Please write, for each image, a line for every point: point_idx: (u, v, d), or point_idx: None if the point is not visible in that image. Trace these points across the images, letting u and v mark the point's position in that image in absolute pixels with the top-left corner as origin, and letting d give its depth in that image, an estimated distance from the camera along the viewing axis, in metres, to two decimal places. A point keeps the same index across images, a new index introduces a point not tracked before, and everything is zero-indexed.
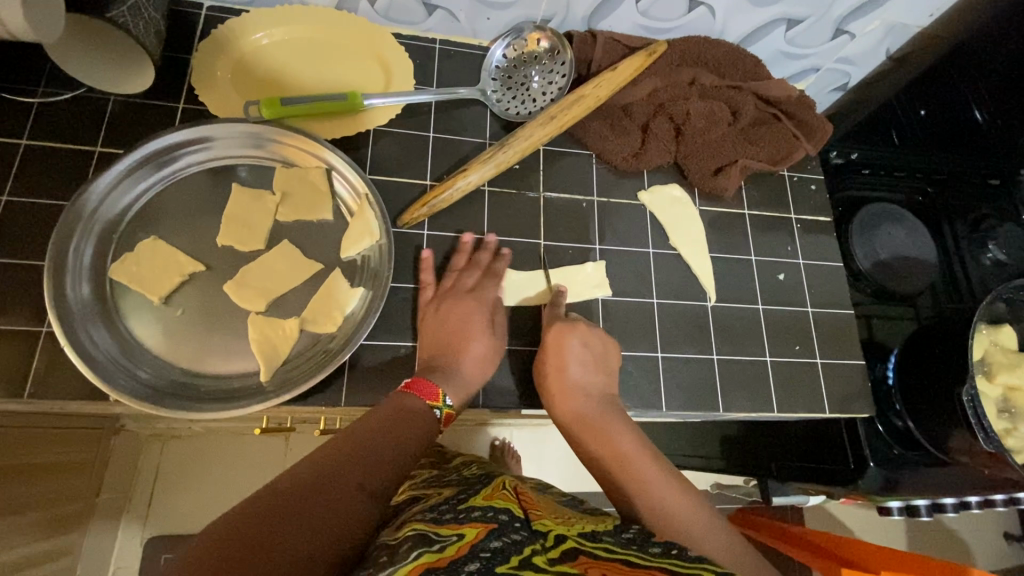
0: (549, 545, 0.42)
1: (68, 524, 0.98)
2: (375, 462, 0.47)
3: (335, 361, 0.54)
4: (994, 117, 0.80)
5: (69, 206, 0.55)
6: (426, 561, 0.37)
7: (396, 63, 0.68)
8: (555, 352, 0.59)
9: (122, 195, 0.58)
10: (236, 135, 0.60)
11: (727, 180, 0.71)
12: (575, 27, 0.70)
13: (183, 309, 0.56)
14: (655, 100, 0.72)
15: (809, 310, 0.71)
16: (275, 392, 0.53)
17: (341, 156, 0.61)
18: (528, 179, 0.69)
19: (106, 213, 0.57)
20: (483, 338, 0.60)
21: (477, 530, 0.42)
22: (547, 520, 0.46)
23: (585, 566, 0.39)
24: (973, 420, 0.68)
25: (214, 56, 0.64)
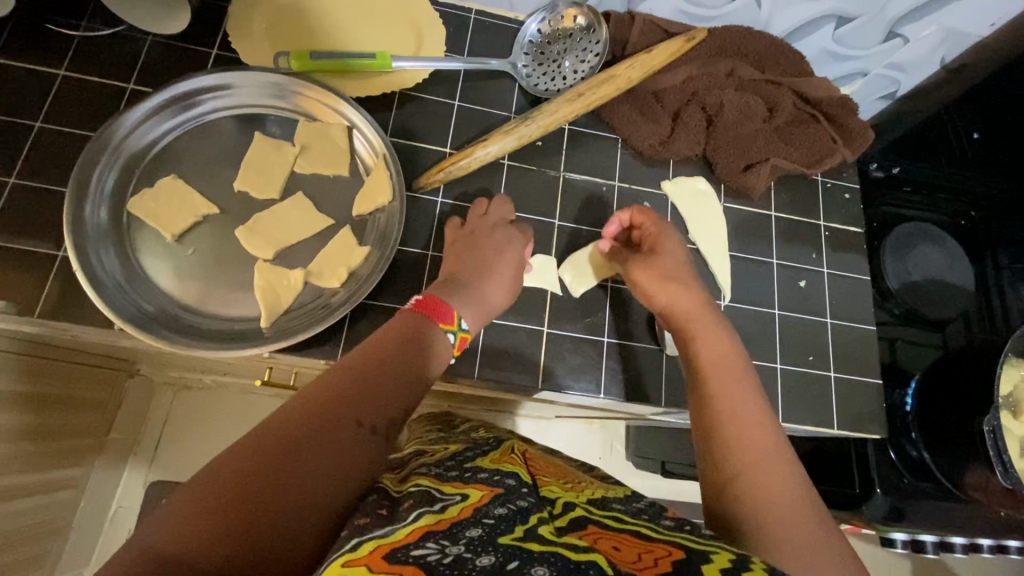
0: (557, 514, 0.42)
1: (76, 457, 1.01)
2: (368, 397, 0.45)
3: (334, 315, 0.54)
4: None
5: (96, 136, 0.56)
6: (427, 523, 0.38)
7: (429, 29, 0.68)
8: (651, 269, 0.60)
9: (147, 132, 0.58)
10: (259, 84, 0.61)
11: (755, 178, 0.68)
12: (614, 7, 0.68)
13: (194, 249, 0.56)
14: (688, 89, 0.69)
15: (828, 321, 0.68)
16: (274, 339, 0.54)
17: (362, 113, 0.60)
18: (550, 157, 0.68)
19: (131, 149, 0.58)
20: (495, 253, 0.59)
21: (481, 493, 0.43)
22: (554, 488, 0.48)
23: (593, 537, 0.39)
24: (992, 453, 0.65)
25: (251, 6, 0.64)
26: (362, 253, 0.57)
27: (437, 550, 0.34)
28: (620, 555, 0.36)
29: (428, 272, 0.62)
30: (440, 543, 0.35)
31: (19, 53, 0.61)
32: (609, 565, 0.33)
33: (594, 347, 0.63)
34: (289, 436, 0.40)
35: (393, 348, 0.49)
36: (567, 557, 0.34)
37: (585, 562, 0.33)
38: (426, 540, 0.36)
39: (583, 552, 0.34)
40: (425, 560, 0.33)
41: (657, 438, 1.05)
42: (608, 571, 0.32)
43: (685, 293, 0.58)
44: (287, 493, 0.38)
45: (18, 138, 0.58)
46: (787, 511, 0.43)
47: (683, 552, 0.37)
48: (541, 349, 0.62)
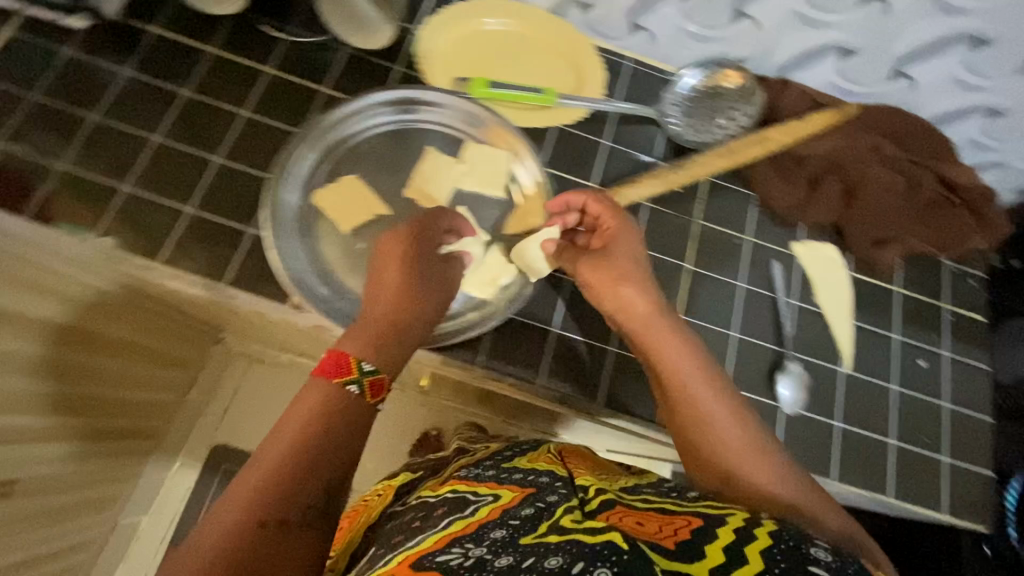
0: (589, 499, 0.46)
1: (157, 412, 1.07)
2: (315, 469, 0.43)
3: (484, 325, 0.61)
4: None
5: (324, 118, 0.64)
6: (452, 530, 0.43)
7: (591, 70, 0.72)
8: (607, 282, 0.60)
9: (365, 122, 0.65)
10: (457, 109, 0.67)
11: (887, 253, 0.71)
12: (767, 72, 0.72)
13: (364, 243, 0.61)
14: (834, 157, 0.70)
15: (944, 405, 0.68)
16: (428, 337, 0.59)
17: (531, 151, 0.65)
18: (688, 204, 0.71)
19: (341, 136, 0.65)
20: (408, 275, 0.54)
21: (515, 492, 0.48)
22: (589, 477, 0.52)
23: (619, 515, 0.43)
24: None
25: (438, 31, 0.71)
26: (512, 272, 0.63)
27: (461, 554, 0.40)
28: (642, 527, 0.41)
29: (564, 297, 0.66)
30: (465, 548, 0.40)
31: (229, 45, 0.67)
32: (626, 542, 0.37)
33: None
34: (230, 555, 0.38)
35: (313, 416, 0.45)
36: (583, 540, 0.37)
37: (602, 543, 0.36)
38: (452, 545, 0.41)
39: (599, 532, 0.38)
40: (449, 564, 0.38)
41: None
42: (623, 549, 0.36)
43: (633, 293, 0.59)
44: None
45: (225, 122, 0.64)
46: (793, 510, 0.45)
47: (700, 521, 0.41)
48: None
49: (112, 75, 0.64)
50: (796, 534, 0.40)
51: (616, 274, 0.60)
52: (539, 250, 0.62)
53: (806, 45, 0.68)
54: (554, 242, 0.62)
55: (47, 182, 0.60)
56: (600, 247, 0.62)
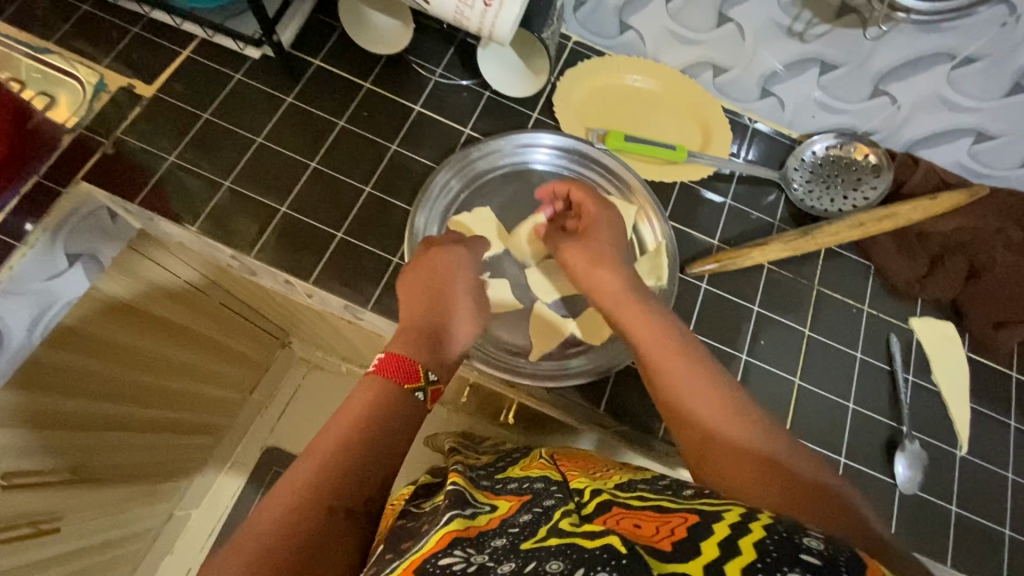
0: (583, 503, 0.46)
1: (216, 409, 0.96)
2: (358, 472, 0.43)
3: (586, 374, 0.62)
4: None
5: (457, 157, 0.67)
6: (457, 529, 0.42)
7: (719, 131, 0.74)
8: (596, 263, 0.60)
9: (490, 164, 0.68)
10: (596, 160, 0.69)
11: (1008, 337, 0.69)
12: (893, 146, 0.73)
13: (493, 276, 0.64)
14: (958, 237, 0.71)
15: None
16: (535, 372, 0.62)
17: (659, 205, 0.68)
18: (807, 269, 0.71)
19: (470, 176, 0.68)
20: (445, 291, 0.57)
21: (511, 503, 0.49)
22: (583, 479, 0.53)
23: (614, 519, 0.42)
24: None
25: (575, 81, 0.74)
26: None
27: (463, 558, 0.38)
28: (636, 530, 0.40)
29: None
30: (467, 553, 0.39)
31: (383, 81, 0.71)
32: (625, 544, 0.35)
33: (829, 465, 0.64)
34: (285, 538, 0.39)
35: (373, 412, 0.46)
36: (583, 546, 0.36)
37: (598, 548, 0.35)
38: (454, 546, 0.40)
39: (600, 537, 0.37)
40: (451, 568, 0.37)
41: None
42: (623, 553, 0.34)
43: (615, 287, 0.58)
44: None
45: (375, 155, 0.68)
46: (795, 494, 0.43)
47: (696, 516, 0.40)
48: None
49: (279, 101, 0.68)
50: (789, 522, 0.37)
51: (593, 259, 0.60)
52: (530, 231, 0.66)
53: (937, 126, 0.69)
54: (544, 226, 0.65)
55: (211, 197, 0.64)
56: (582, 231, 0.63)
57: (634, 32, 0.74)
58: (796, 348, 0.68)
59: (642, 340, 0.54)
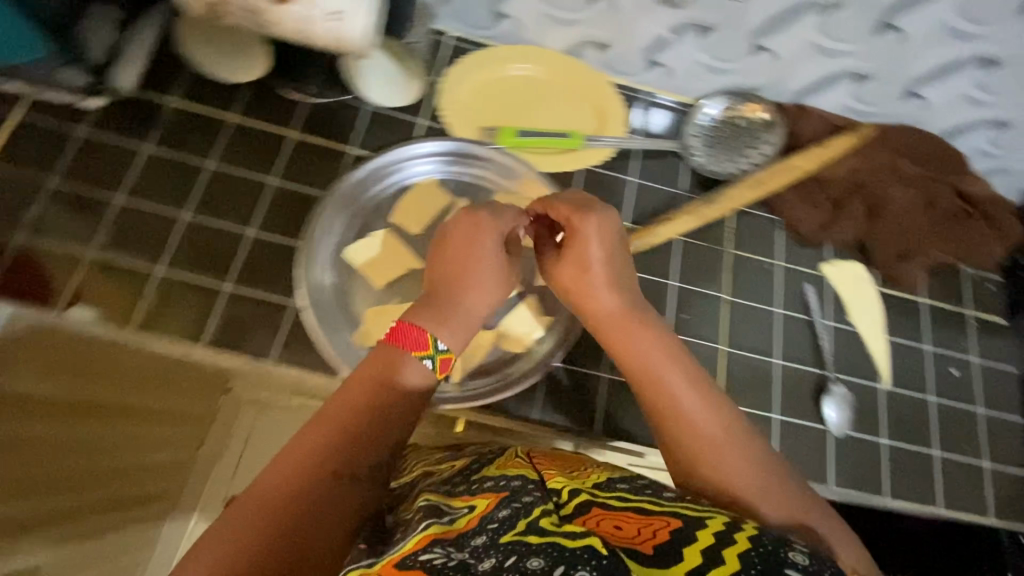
0: (563, 502, 0.44)
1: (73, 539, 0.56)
2: (364, 445, 0.45)
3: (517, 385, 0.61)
4: None
5: (335, 188, 0.62)
6: (435, 531, 0.40)
7: (613, 110, 0.73)
8: (591, 266, 0.56)
9: (375, 186, 0.64)
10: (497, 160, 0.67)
11: (913, 267, 0.72)
12: (783, 98, 0.74)
13: (401, 298, 0.61)
14: (854, 179, 0.72)
15: (979, 411, 0.70)
16: (462, 395, 0.61)
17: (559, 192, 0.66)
18: (718, 235, 0.71)
19: (357, 202, 0.63)
20: (473, 240, 0.56)
21: (487, 501, 0.44)
22: (560, 479, 0.49)
23: (590, 520, 0.41)
24: None
25: (459, 81, 0.70)
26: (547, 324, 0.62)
27: (444, 554, 0.37)
28: (620, 533, 0.40)
29: None
30: (446, 551, 0.38)
31: (252, 111, 0.66)
32: (604, 548, 0.36)
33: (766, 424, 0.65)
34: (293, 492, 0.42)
35: (372, 391, 0.47)
36: (563, 545, 0.36)
37: (581, 549, 0.35)
38: (434, 545, 0.38)
39: (580, 538, 0.37)
40: (431, 563, 0.36)
41: None
42: (603, 554, 0.35)
43: (610, 297, 0.56)
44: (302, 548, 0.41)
45: (252, 192, 0.63)
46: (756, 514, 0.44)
47: (678, 522, 0.40)
48: None
49: (134, 151, 0.62)
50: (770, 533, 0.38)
51: (585, 263, 0.56)
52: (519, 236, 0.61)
53: (820, 74, 0.70)
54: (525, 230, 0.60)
55: (76, 267, 0.58)
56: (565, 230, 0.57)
57: (510, 20, 0.70)
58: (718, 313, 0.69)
59: (626, 357, 0.54)
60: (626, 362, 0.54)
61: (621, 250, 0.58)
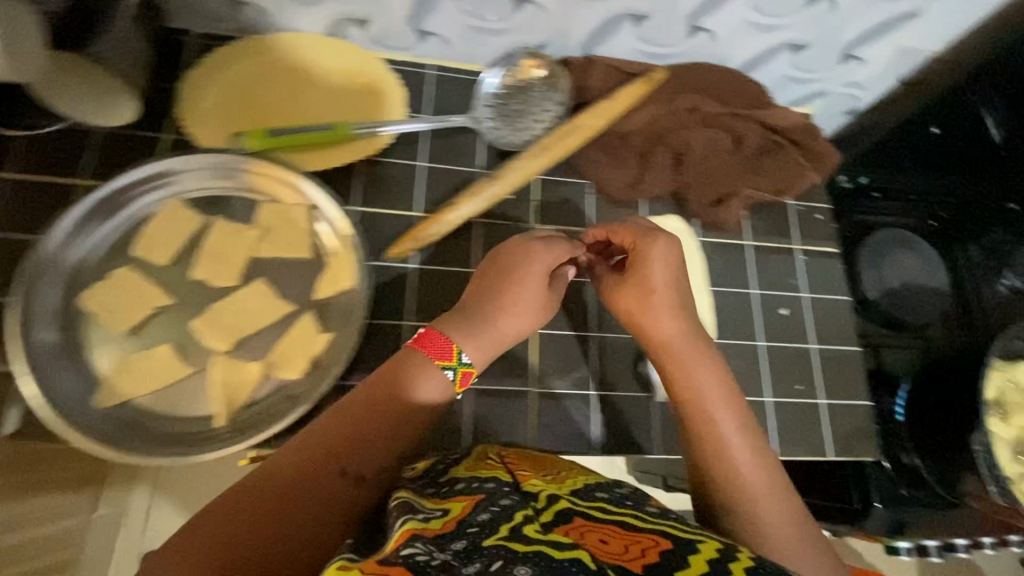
0: (542, 508, 0.44)
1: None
2: (357, 444, 0.49)
3: (298, 410, 0.53)
4: (1008, 133, 0.79)
5: (28, 261, 0.53)
6: (415, 527, 0.39)
7: (387, 91, 0.65)
8: (659, 288, 0.56)
9: (88, 237, 0.56)
10: (198, 167, 0.59)
11: (728, 211, 0.69)
12: (572, 52, 0.69)
13: (152, 341, 0.55)
14: (654, 128, 0.68)
15: (812, 347, 0.68)
16: (235, 437, 0.53)
17: (317, 185, 0.59)
18: (521, 210, 0.67)
19: (76, 255, 0.55)
20: (531, 269, 0.56)
21: (464, 504, 0.44)
22: (537, 481, 0.50)
23: (579, 530, 0.41)
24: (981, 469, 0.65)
25: (200, 85, 0.62)
26: (325, 341, 0.56)
27: (425, 552, 0.36)
28: (606, 547, 0.39)
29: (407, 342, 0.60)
30: (427, 549, 0.37)
31: None
32: (595, 562, 0.36)
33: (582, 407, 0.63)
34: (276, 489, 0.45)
35: (374, 399, 0.50)
36: (552, 555, 0.36)
37: (567, 560, 0.35)
38: (414, 540, 0.38)
39: (571, 549, 0.37)
40: (415, 561, 0.35)
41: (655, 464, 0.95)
42: (590, 565, 0.35)
43: (669, 323, 0.56)
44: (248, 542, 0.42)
45: None
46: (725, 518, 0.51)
47: (668, 542, 0.40)
48: (530, 409, 0.62)
49: None
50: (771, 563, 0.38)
51: (648, 286, 0.56)
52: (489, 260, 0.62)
53: (596, 20, 0.64)
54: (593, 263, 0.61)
55: None
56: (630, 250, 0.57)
57: (249, 7, 0.63)
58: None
59: (694, 389, 0.54)
60: (649, 339, 0.57)
61: (682, 272, 0.57)
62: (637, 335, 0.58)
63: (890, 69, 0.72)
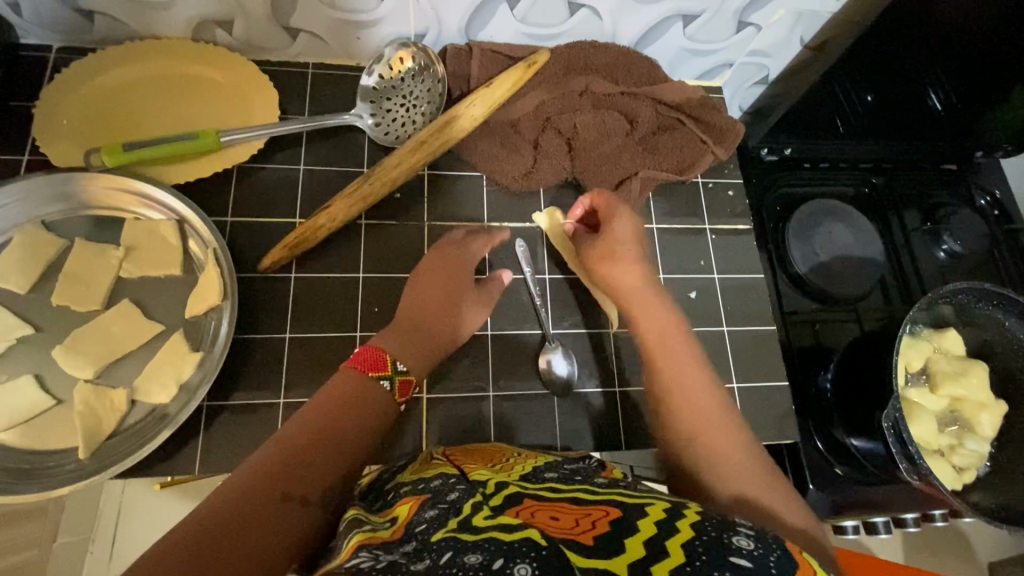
0: (491, 494, 0.41)
1: None
2: (312, 465, 0.41)
3: (161, 434, 0.50)
4: (948, 96, 0.84)
5: None
6: (362, 538, 0.36)
7: (258, 93, 0.63)
8: (620, 241, 0.60)
9: None
10: (25, 194, 0.56)
11: (627, 195, 0.65)
12: (453, 41, 0.66)
13: (9, 374, 0.52)
14: (542, 114, 0.66)
15: (725, 330, 0.66)
16: (94, 471, 0.50)
17: (169, 192, 0.57)
18: (411, 209, 0.65)
19: None
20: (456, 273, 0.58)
21: (410, 505, 0.41)
22: (483, 472, 0.47)
23: (529, 510, 0.37)
24: (897, 452, 0.60)
25: (55, 104, 0.60)
26: (194, 360, 0.53)
27: (371, 558, 0.32)
28: (556, 523, 0.34)
29: (287, 357, 0.57)
30: (374, 554, 0.33)
31: None
32: (544, 538, 0.31)
33: (478, 405, 0.60)
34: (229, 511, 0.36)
35: (341, 411, 0.45)
36: (499, 539, 0.32)
37: (517, 542, 0.31)
38: (361, 550, 0.33)
39: (516, 530, 0.33)
40: (358, 567, 0.31)
41: None
42: (541, 543, 0.30)
43: (631, 270, 0.59)
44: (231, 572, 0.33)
45: None
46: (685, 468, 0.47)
47: (619, 509, 0.35)
48: (420, 418, 0.59)
49: None
50: (714, 520, 0.33)
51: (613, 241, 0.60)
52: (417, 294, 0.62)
53: (467, 4, 0.61)
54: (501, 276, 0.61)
55: None
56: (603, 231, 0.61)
57: (101, 16, 0.60)
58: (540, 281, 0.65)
59: (646, 329, 0.56)
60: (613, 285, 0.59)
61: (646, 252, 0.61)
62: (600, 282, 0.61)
63: (789, 35, 0.69)
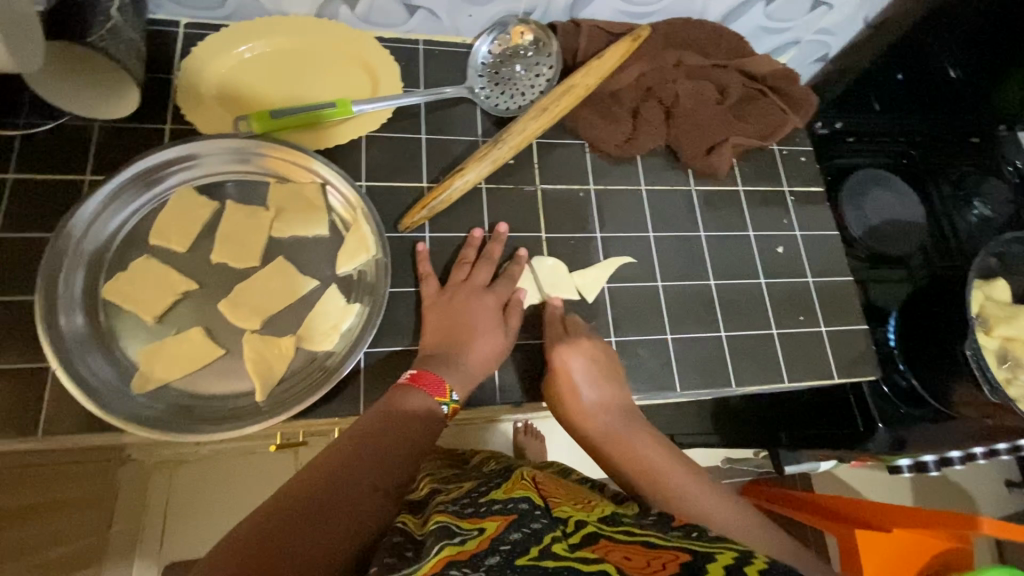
0: (571, 531, 0.39)
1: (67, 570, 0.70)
2: (370, 461, 0.46)
3: (332, 378, 0.54)
4: (963, 71, 0.86)
5: (54, 238, 0.54)
6: (449, 554, 0.36)
7: (382, 67, 0.67)
8: (574, 374, 0.58)
9: (108, 222, 0.57)
10: (219, 151, 0.60)
11: (718, 158, 0.71)
12: (557, 18, 0.71)
13: (177, 327, 0.55)
14: (644, 84, 0.73)
15: (809, 280, 0.72)
16: (271, 412, 0.53)
17: (331, 167, 0.60)
18: (524, 173, 0.69)
19: (92, 243, 0.56)
20: (479, 306, 0.59)
21: (498, 523, 0.40)
22: (566, 507, 0.44)
23: (605, 551, 0.36)
24: (977, 373, 0.70)
25: (196, 75, 0.63)
26: (352, 311, 0.57)
27: None
28: (630, 565, 0.34)
29: None
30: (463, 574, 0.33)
31: None
32: None
33: None
34: (276, 506, 0.40)
35: (387, 427, 0.49)
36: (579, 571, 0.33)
37: None
38: (449, 568, 0.34)
39: (594, 564, 0.34)
40: None
41: (666, 416, 0.98)
42: None
43: (602, 418, 0.58)
44: (285, 556, 0.36)
45: None
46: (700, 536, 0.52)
47: (688, 555, 0.35)
48: None
49: None
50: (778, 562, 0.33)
51: (572, 385, 0.58)
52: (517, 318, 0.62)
53: None
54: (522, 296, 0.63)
55: None
56: (552, 365, 0.60)
57: None
58: (531, 278, 0.65)
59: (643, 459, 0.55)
60: (588, 430, 0.59)
61: (607, 373, 0.60)
62: (570, 429, 0.60)
63: (857, 13, 0.76)
